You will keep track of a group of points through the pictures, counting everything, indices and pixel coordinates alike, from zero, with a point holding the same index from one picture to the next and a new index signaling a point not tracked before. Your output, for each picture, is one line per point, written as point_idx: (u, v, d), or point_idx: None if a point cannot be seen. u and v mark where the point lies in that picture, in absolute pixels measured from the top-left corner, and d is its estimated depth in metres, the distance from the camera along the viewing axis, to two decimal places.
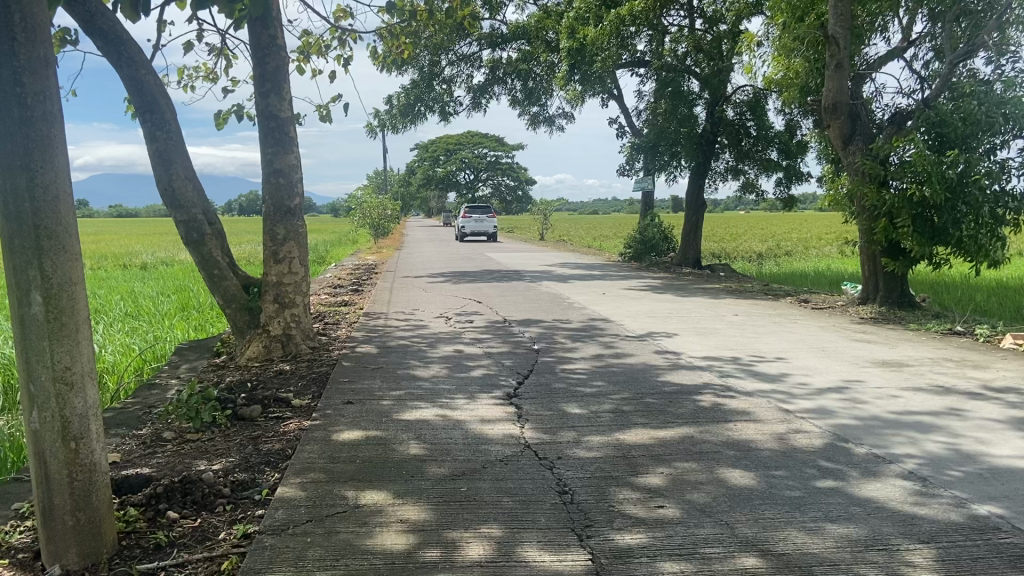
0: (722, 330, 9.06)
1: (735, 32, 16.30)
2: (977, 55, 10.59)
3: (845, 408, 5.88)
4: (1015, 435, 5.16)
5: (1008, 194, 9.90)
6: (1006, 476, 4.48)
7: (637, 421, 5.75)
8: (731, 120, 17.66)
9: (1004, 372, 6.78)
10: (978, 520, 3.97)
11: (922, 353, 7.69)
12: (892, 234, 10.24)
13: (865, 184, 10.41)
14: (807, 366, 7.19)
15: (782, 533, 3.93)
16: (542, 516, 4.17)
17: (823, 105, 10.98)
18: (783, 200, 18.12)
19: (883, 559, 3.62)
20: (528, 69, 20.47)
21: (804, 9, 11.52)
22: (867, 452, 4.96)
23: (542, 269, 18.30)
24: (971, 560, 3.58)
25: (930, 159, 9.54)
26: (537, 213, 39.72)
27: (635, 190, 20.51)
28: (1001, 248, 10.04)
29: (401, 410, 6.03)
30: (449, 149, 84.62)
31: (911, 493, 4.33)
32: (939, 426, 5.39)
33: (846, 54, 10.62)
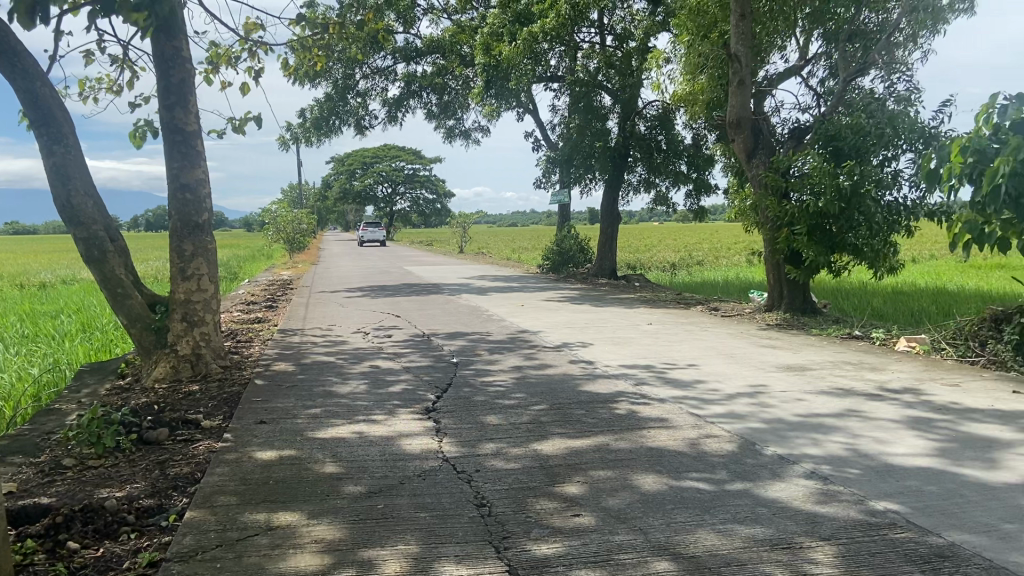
0: (637, 339, 9.25)
1: (644, 48, 16.72)
2: (869, 72, 11.18)
3: (753, 412, 6.09)
4: (909, 434, 5.45)
5: (899, 204, 10.46)
6: (900, 473, 4.74)
7: (555, 431, 5.82)
8: (643, 135, 18.07)
9: (898, 374, 7.16)
10: (876, 516, 4.18)
11: (824, 357, 8.04)
12: (793, 243, 10.68)
13: (767, 196, 10.84)
14: (717, 373, 7.40)
15: (692, 536, 4.05)
16: (459, 530, 4.17)
17: (728, 121, 11.36)
18: (693, 212, 18.58)
19: (788, 557, 3.78)
20: (443, 83, 20.54)
21: (708, 26, 11.93)
22: (774, 454, 5.15)
23: (462, 282, 18.22)
24: (869, 555, 3.77)
25: (826, 171, 10.04)
26: (455, 226, 39.49)
27: (551, 203, 20.74)
28: (895, 256, 10.53)
29: (316, 428, 5.93)
30: (366, 162, 83.50)
31: (813, 493, 4.52)
32: (840, 427, 5.65)
33: (747, 71, 11.03)
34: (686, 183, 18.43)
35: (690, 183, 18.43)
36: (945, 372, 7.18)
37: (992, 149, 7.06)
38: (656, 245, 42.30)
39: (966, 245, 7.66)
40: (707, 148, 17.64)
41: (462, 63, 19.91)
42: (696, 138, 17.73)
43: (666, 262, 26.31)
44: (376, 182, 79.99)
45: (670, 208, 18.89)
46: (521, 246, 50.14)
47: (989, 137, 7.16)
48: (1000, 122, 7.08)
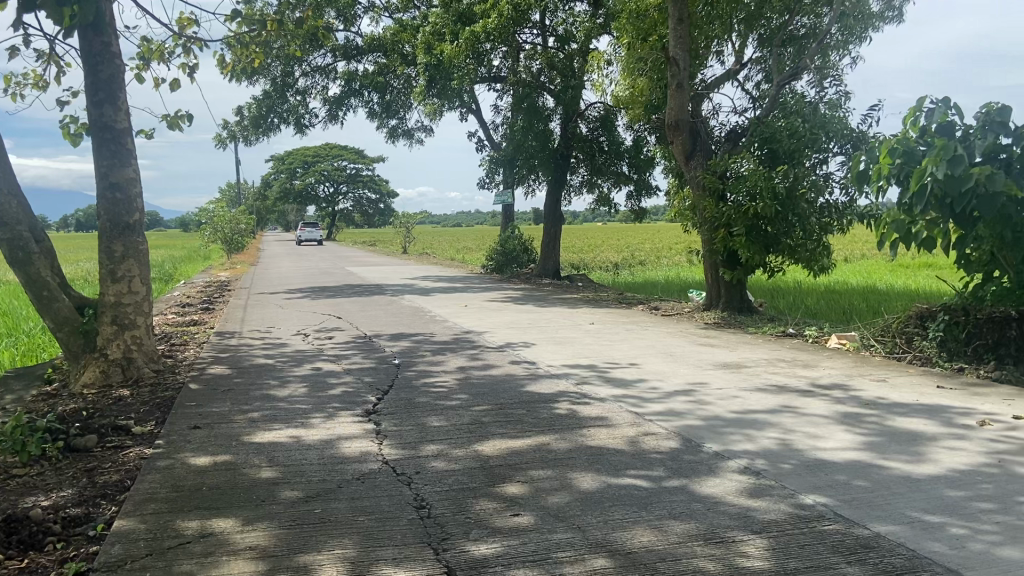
0: (578, 339, 9.32)
1: (585, 51, 16.88)
2: (802, 76, 11.48)
3: (691, 410, 6.20)
4: (838, 428, 5.62)
5: (831, 205, 10.76)
6: (829, 467, 4.88)
7: (496, 431, 5.83)
8: (585, 136, 18.22)
9: (829, 370, 7.38)
10: (806, 509, 4.30)
11: (759, 354, 8.24)
12: (730, 244, 10.88)
13: (705, 198, 11.04)
14: (656, 371, 7.52)
15: (629, 532, 4.10)
16: (397, 533, 4.14)
17: (667, 124, 11.51)
18: (635, 213, 18.81)
19: (720, 551, 3.86)
20: (385, 82, 20.37)
21: (647, 29, 12.08)
22: (709, 451, 5.25)
23: (405, 282, 18.08)
24: (798, 547, 3.87)
25: (762, 174, 10.27)
26: (398, 226, 39.20)
27: (495, 203, 20.75)
28: (827, 256, 10.83)
29: (253, 433, 5.82)
30: (307, 161, 82.19)
31: (746, 488, 4.62)
32: (773, 423, 5.79)
33: (686, 74, 11.20)
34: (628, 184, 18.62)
35: (631, 184, 18.62)
36: (874, 368, 7.41)
37: (918, 152, 7.31)
38: (599, 245, 42.76)
39: (894, 244, 7.92)
40: (647, 149, 17.85)
41: (404, 62, 19.79)
42: (637, 140, 17.94)
43: (609, 262, 26.52)
44: (319, 181, 78.91)
45: (612, 209, 19.07)
46: (464, 246, 50.06)
47: (916, 139, 7.41)
48: (926, 125, 7.33)
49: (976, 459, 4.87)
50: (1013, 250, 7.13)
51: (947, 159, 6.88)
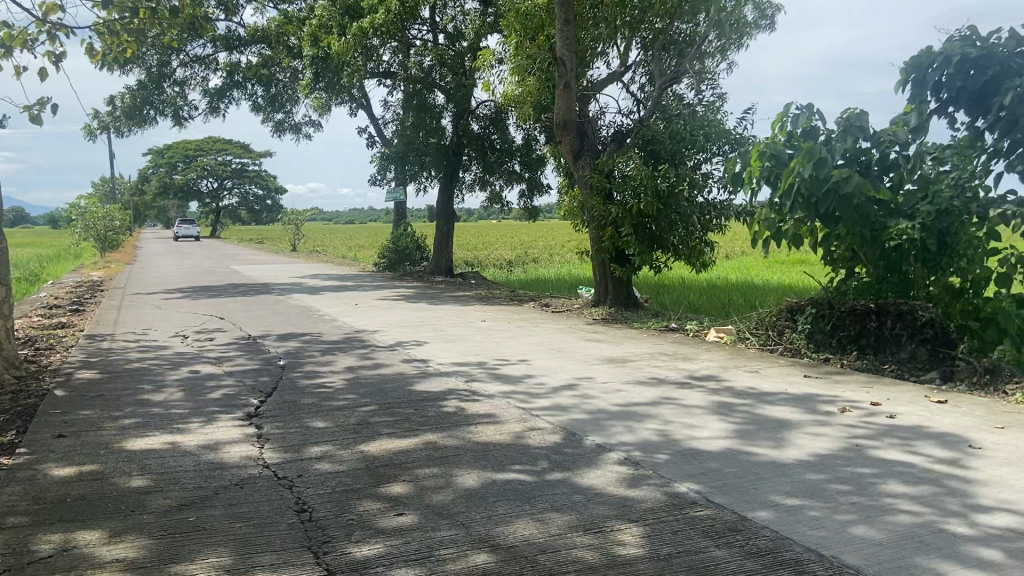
0: (469, 336, 9.35)
1: (475, 49, 17.00)
2: (682, 80, 11.94)
3: (576, 404, 6.33)
4: (712, 418, 5.87)
5: (711, 204, 11.21)
6: (703, 456, 5.09)
7: (383, 431, 5.78)
8: (477, 134, 18.31)
9: (707, 363, 7.69)
10: (680, 497, 4.48)
11: (643, 348, 8.50)
12: (617, 242, 11.13)
13: (593, 196, 11.28)
14: (544, 366, 7.64)
15: (511, 527, 4.16)
16: (276, 538, 4.04)
17: (555, 123, 11.66)
18: (527, 211, 18.99)
19: (599, 541, 3.96)
20: (270, 75, 19.79)
21: (535, 29, 12.24)
22: (591, 443, 5.38)
23: (293, 281, 17.58)
24: (672, 533, 4.02)
25: (646, 173, 10.59)
26: (285, 223, 38.15)
27: (387, 200, 20.52)
28: (708, 253, 11.28)
29: (125, 440, 5.55)
30: (189, 155, 78.68)
31: (625, 478, 4.77)
32: (653, 414, 5.99)
33: (572, 75, 11.38)
34: (519, 183, 18.73)
35: (523, 182, 18.75)
36: (748, 360, 7.77)
37: (786, 155, 7.72)
38: (490, 244, 42.38)
39: (766, 241, 8.30)
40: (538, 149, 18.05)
41: (289, 54, 19.29)
42: (527, 139, 18.11)
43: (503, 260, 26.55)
44: (202, 176, 75.85)
45: (504, 206, 19.18)
46: (356, 244, 49.25)
47: (784, 143, 7.81)
48: (793, 130, 7.74)
49: (836, 444, 5.20)
50: (872, 246, 7.64)
51: (813, 162, 7.29)
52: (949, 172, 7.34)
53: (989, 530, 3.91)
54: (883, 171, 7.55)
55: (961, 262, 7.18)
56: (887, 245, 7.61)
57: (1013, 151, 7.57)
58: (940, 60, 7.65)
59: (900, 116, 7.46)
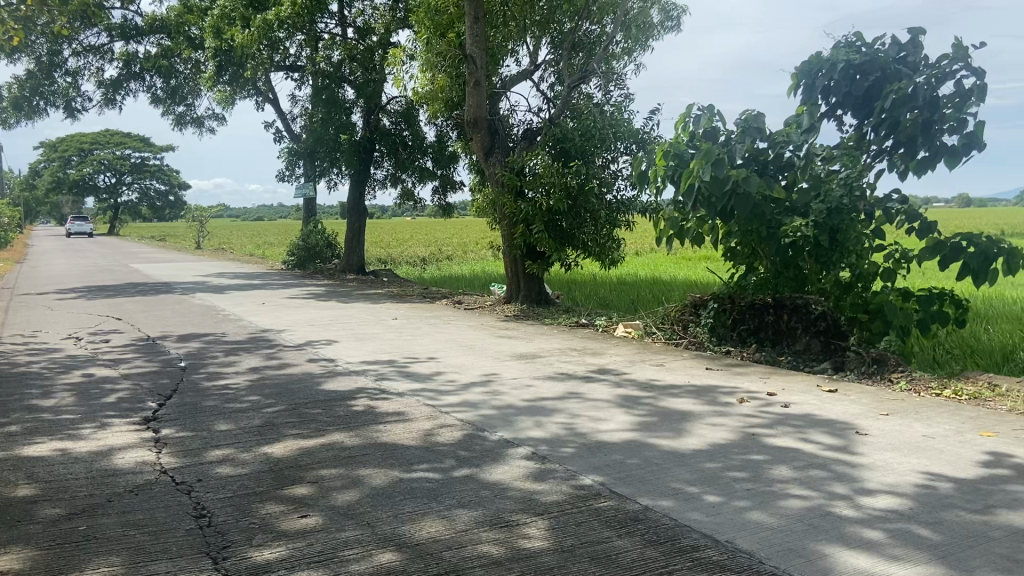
0: (380, 335, 9.26)
1: (385, 44, 16.86)
2: (591, 79, 12.11)
3: (485, 400, 6.36)
4: (619, 411, 6.00)
5: (620, 202, 11.46)
6: (607, 448, 5.20)
7: (288, 432, 5.66)
8: (388, 129, 18.14)
9: (615, 357, 7.86)
10: (585, 489, 4.56)
11: (553, 344, 8.60)
12: (528, 239, 11.22)
13: (504, 194, 11.34)
14: (455, 364, 7.64)
15: (416, 524, 4.14)
16: (172, 545, 3.91)
17: (466, 120, 11.67)
18: (441, 208, 18.91)
19: (504, 535, 4.00)
20: (170, 66, 19.06)
21: (445, 26, 12.25)
22: (499, 439, 5.42)
23: (196, 280, 16.98)
24: (575, 525, 4.09)
25: (556, 170, 10.72)
26: (188, 220, 36.78)
27: (296, 197, 20.09)
28: (617, 250, 11.54)
29: (9, 448, 5.25)
30: (85, 149, 74.91)
31: (532, 472, 4.82)
32: (560, 408, 6.08)
33: (483, 73, 11.41)
34: (432, 180, 18.48)
35: (435, 179, 18.52)
36: (654, 353, 7.99)
37: (687, 154, 7.94)
38: (404, 241, 41.98)
39: (669, 238, 8.55)
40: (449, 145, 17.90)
41: (191, 46, 18.59)
42: (439, 135, 17.88)
43: (416, 257, 26.33)
44: (100, 171, 72.37)
45: (417, 203, 19.05)
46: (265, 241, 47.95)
47: (686, 143, 8.03)
48: (695, 130, 7.98)
49: (733, 433, 5.39)
50: (768, 242, 7.90)
51: (710, 162, 7.44)
52: (838, 172, 7.71)
53: (872, 512, 4.13)
54: (779, 169, 7.88)
55: (850, 258, 7.56)
56: (783, 241, 7.84)
57: (896, 151, 8.02)
58: (828, 65, 8.01)
59: (792, 118, 7.81)
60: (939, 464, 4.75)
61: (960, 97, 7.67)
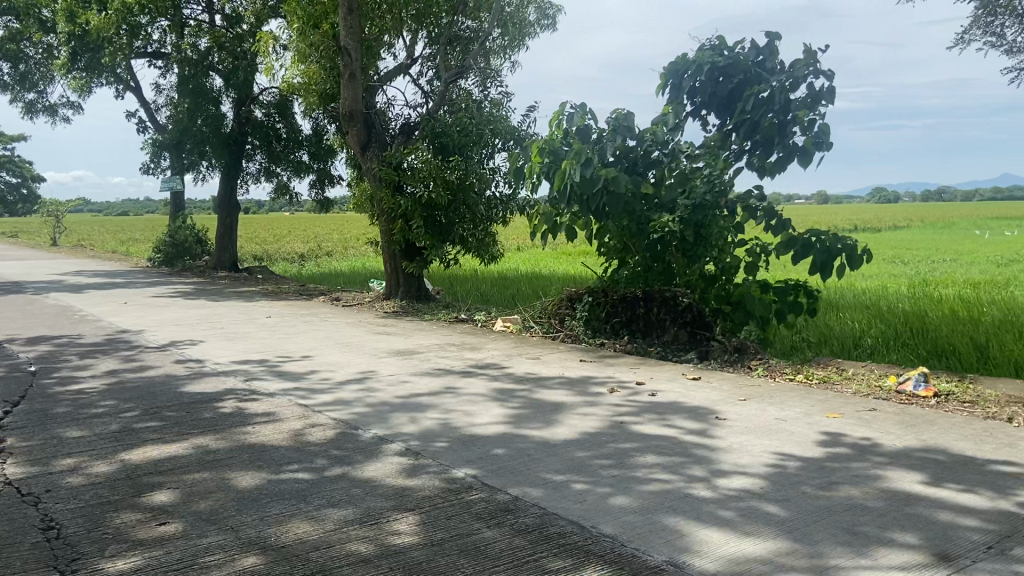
0: (252, 334, 8.97)
1: (255, 32, 16.41)
2: (467, 75, 12.19)
3: (359, 397, 6.28)
4: (493, 404, 6.07)
5: (498, 198, 11.59)
6: (481, 441, 5.25)
7: (149, 437, 5.40)
8: (261, 121, 17.58)
9: (492, 351, 7.94)
10: (457, 482, 4.58)
11: (431, 340, 8.60)
12: (407, 234, 11.14)
13: (381, 189, 11.19)
14: (330, 362, 7.50)
15: (283, 526, 4.05)
16: (15, 560, 3.66)
17: (341, 113, 11.47)
18: (318, 203, 18.51)
19: (373, 532, 3.96)
20: (19, 50, 17.79)
21: (316, 17, 11.95)
22: (371, 436, 5.37)
23: (51, 279, 15.88)
24: (446, 519, 4.10)
25: (435, 165, 10.70)
26: (42, 215, 34.33)
27: (163, 190, 19.17)
28: (495, 246, 11.70)
29: None
30: None
31: (404, 468, 4.81)
32: (436, 404, 6.09)
33: (358, 65, 11.26)
34: (308, 174, 18.03)
35: (312, 173, 18.07)
36: (531, 347, 8.13)
37: (562, 151, 8.08)
38: (282, 237, 40.76)
39: (544, 234, 8.75)
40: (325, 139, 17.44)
41: (41, 29, 17.36)
42: (315, 128, 17.55)
43: (294, 254, 25.64)
44: None
45: (293, 198, 18.58)
46: (131, 237, 45.41)
47: (560, 140, 8.21)
48: (568, 128, 8.17)
49: (602, 422, 5.56)
50: (638, 237, 8.23)
51: (581, 162, 7.71)
52: (702, 169, 8.08)
53: (727, 492, 4.36)
54: (647, 167, 8.18)
55: (713, 251, 7.90)
56: (652, 236, 8.19)
57: (755, 151, 8.47)
58: (693, 67, 8.40)
59: (659, 117, 8.12)
60: (788, 444, 5.07)
61: (810, 99, 8.19)
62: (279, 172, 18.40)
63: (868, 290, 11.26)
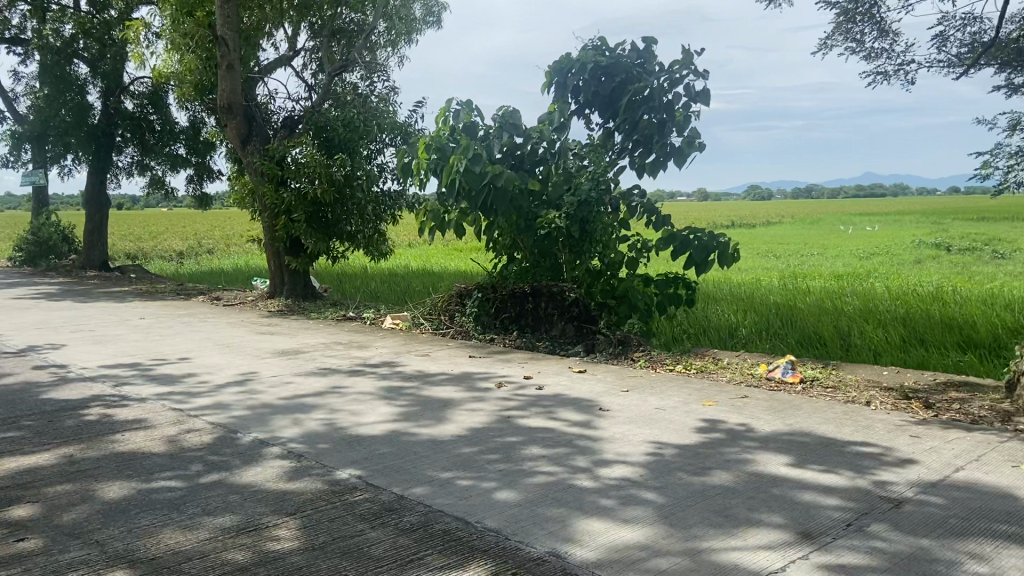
0: (124, 336, 8.52)
1: (125, 20, 15.59)
2: (352, 69, 11.99)
3: (239, 400, 6.07)
4: (380, 403, 6.00)
5: (386, 193, 11.48)
6: (366, 441, 5.17)
7: (5, 449, 5.02)
8: (132, 113, 16.70)
9: (380, 349, 7.85)
10: (340, 484, 4.50)
11: (317, 339, 8.42)
12: (291, 231, 10.87)
13: (264, 183, 10.86)
14: (209, 364, 7.22)
15: (153, 538, 3.86)
16: None
17: (219, 105, 11.05)
18: (197, 198, 17.78)
19: (252, 539, 3.84)
20: None
21: (192, 4, 11.49)
22: (251, 440, 5.19)
23: None
24: (328, 522, 4.02)
25: (320, 160, 10.46)
26: None
27: (23, 185, 17.92)
28: (383, 243, 11.60)
29: None
30: None
31: (285, 472, 4.68)
32: (320, 404, 5.96)
33: (236, 55, 10.87)
34: (186, 168, 17.29)
35: (190, 167, 17.34)
36: (420, 344, 8.09)
37: (449, 147, 8.10)
38: (160, 234, 38.87)
39: (432, 230, 8.72)
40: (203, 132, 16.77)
41: None
42: (192, 121, 16.84)
43: (173, 251, 24.49)
44: None
45: (169, 193, 17.77)
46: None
47: (448, 137, 8.20)
48: (455, 124, 8.17)
49: (489, 417, 5.60)
50: (526, 234, 8.33)
51: (468, 157, 7.73)
52: (587, 166, 8.18)
53: (608, 481, 4.47)
54: (534, 164, 8.27)
55: (598, 247, 8.10)
56: (539, 232, 8.32)
57: (636, 150, 8.74)
58: (577, 65, 8.56)
59: (545, 116, 8.26)
60: (668, 432, 5.26)
61: (687, 101, 8.50)
62: (153, 166, 17.57)
63: (743, 283, 11.80)
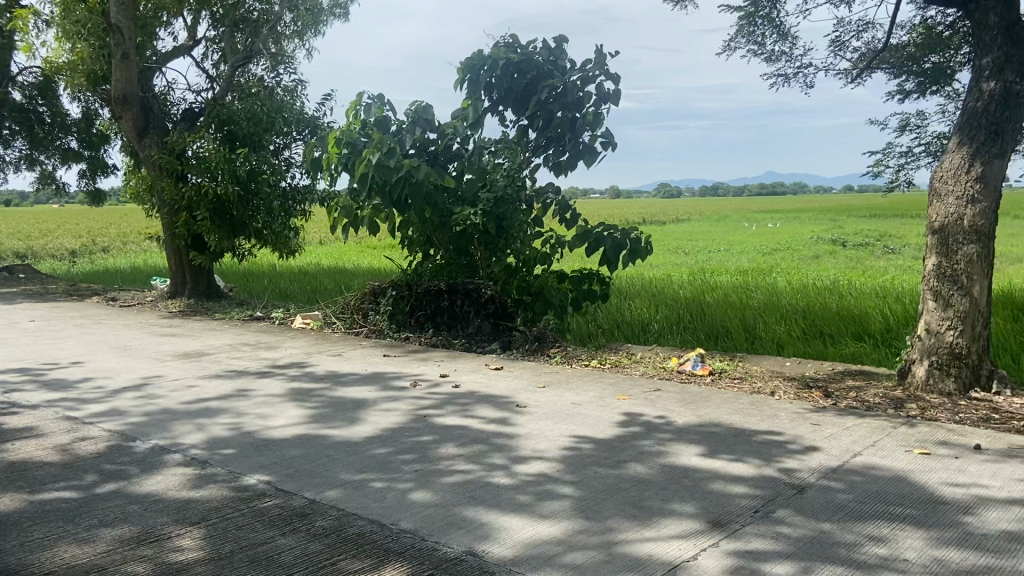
0: (10, 340, 7.98)
1: (11, 5, 14.68)
2: (256, 60, 11.61)
3: (138, 406, 5.77)
4: (290, 405, 5.82)
5: (294, 190, 11.16)
6: (275, 445, 5.00)
7: None
8: (19, 104, 15.73)
9: (289, 350, 7.62)
10: (248, 490, 4.33)
11: (222, 340, 8.10)
12: (193, 227, 10.44)
13: (162, 178, 10.39)
14: (104, 368, 6.83)
15: (43, 553, 3.60)
16: None
17: (113, 96, 10.53)
18: (90, 194, 16.91)
19: (154, 550, 3.64)
20: None
21: None
22: (152, 447, 4.94)
23: None
24: (236, 530, 3.86)
25: (223, 155, 10.07)
26: None
27: None
28: (292, 240, 11.29)
29: None
30: None
31: (189, 479, 4.47)
32: (226, 408, 5.73)
33: (131, 45, 10.39)
34: (78, 162, 16.42)
35: (83, 162, 16.49)
36: (331, 344, 7.90)
37: (360, 142, 7.92)
38: (51, 232, 36.73)
39: (343, 227, 8.52)
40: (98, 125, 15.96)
41: None
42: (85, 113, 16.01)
43: (65, 250, 23.23)
44: None
45: (61, 189, 16.82)
46: None
47: (358, 131, 8.03)
48: (366, 119, 8.01)
49: (403, 417, 5.50)
50: (441, 230, 8.23)
51: (382, 151, 7.50)
52: (502, 164, 8.19)
53: (524, 477, 4.46)
54: (447, 160, 8.18)
55: (513, 244, 8.10)
56: (454, 229, 8.26)
57: (548, 149, 8.78)
58: (489, 62, 8.51)
59: (459, 112, 8.19)
60: (583, 427, 5.29)
61: (598, 100, 8.59)
62: (43, 160, 16.63)
63: (653, 279, 12.02)
